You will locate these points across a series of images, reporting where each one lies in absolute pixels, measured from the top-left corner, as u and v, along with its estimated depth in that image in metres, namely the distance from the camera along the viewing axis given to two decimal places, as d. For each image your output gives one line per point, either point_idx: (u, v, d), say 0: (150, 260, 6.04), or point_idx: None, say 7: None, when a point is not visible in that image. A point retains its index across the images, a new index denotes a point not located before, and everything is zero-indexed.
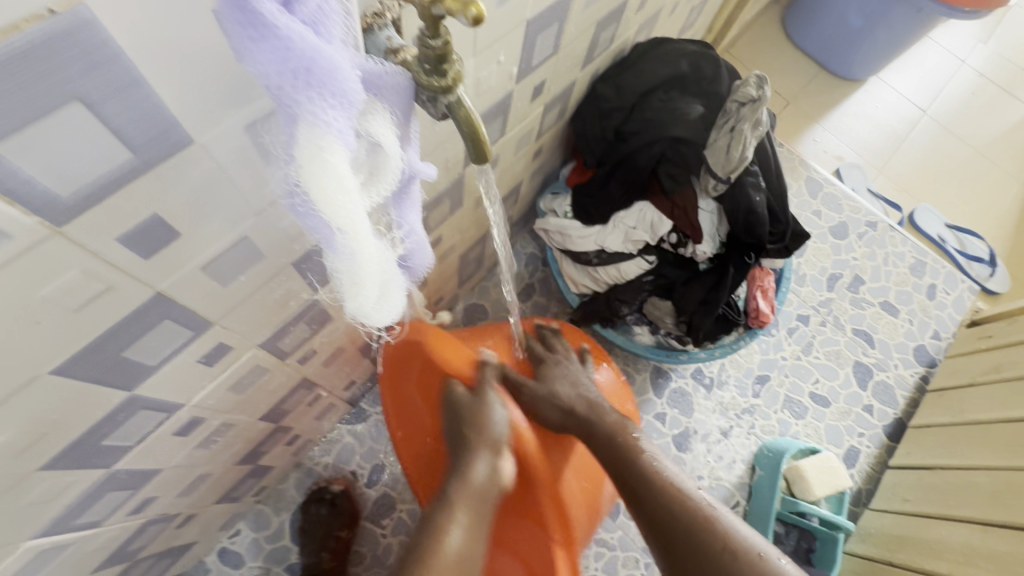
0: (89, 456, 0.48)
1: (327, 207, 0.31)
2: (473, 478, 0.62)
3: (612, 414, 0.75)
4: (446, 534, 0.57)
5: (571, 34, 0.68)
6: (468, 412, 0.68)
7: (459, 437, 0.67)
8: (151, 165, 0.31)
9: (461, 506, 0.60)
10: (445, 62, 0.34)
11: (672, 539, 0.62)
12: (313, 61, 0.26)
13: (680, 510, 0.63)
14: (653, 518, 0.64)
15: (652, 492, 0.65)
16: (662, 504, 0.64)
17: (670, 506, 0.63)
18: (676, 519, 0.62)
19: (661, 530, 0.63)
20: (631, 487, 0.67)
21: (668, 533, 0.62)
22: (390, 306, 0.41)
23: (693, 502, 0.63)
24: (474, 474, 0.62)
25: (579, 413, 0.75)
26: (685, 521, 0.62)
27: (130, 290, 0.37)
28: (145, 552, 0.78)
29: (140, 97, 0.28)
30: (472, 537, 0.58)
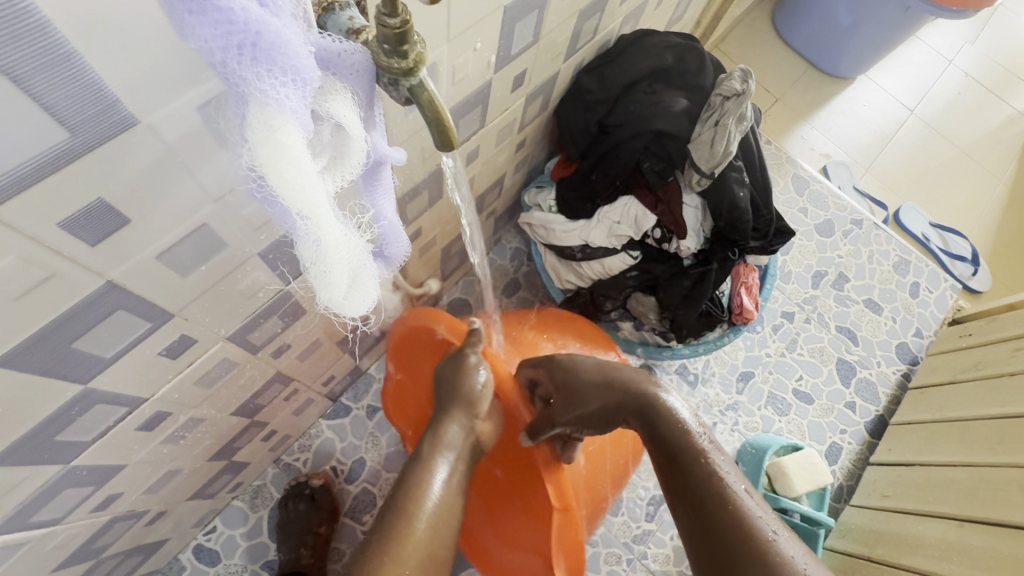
0: (43, 453, 0.47)
1: (286, 192, 0.30)
2: (449, 437, 0.65)
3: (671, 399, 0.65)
4: (422, 494, 0.58)
5: (552, 23, 0.67)
6: (450, 373, 0.72)
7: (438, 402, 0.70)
8: (91, 145, 0.30)
9: (438, 461, 0.62)
10: (405, 43, 0.32)
11: (726, 561, 0.53)
12: (258, 35, 0.25)
13: (739, 517, 0.54)
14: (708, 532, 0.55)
15: (712, 494, 0.57)
16: (723, 517, 0.55)
17: (731, 523, 0.54)
18: (737, 541, 0.53)
19: (715, 548, 0.54)
20: (678, 473, 0.60)
21: (721, 551, 0.54)
22: (364, 297, 0.40)
23: (754, 520, 0.54)
24: (449, 434, 0.65)
25: (618, 394, 0.68)
26: (748, 542, 0.53)
27: (77, 278, 0.36)
28: (114, 549, 0.76)
29: (75, 71, 0.26)
30: (450, 496, 0.60)
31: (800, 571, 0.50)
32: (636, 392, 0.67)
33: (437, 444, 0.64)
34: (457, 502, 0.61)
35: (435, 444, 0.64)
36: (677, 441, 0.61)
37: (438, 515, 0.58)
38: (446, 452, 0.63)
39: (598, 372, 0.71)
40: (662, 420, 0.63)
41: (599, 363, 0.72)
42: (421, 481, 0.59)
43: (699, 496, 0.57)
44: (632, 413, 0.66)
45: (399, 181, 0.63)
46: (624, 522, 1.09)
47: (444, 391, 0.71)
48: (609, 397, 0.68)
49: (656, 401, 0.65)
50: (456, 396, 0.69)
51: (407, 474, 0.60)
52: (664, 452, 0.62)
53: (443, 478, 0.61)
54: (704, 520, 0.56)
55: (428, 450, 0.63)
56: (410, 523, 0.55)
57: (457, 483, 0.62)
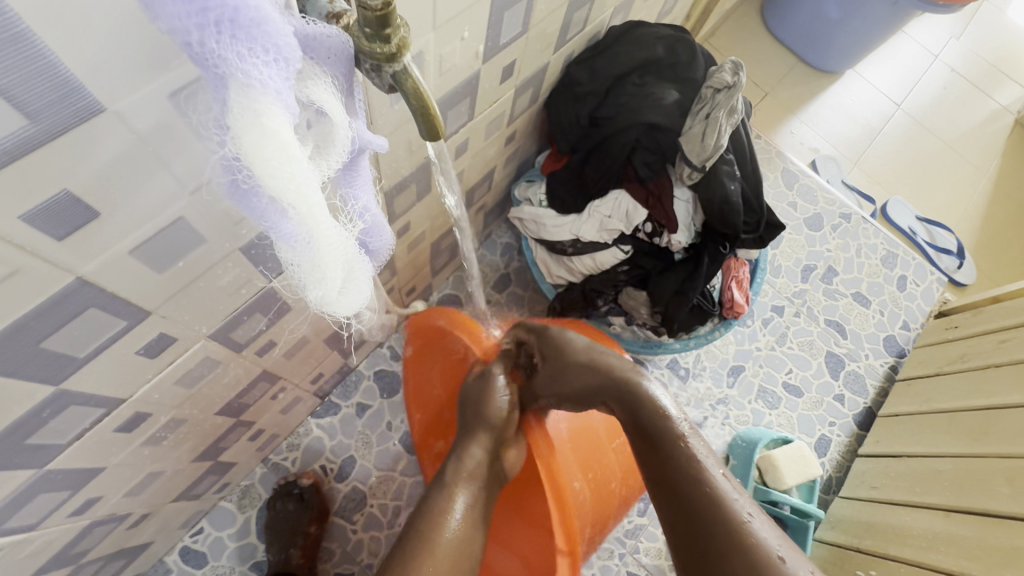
0: (15, 456, 0.45)
1: (274, 182, 0.28)
2: (472, 461, 0.66)
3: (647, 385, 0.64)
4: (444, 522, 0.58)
5: (541, 13, 0.65)
6: (476, 395, 0.73)
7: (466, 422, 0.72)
8: (53, 133, 0.28)
9: (460, 489, 0.62)
10: (387, 27, 0.31)
11: (701, 545, 0.53)
12: (236, 10, 0.23)
13: (719, 509, 0.54)
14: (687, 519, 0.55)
15: (690, 482, 0.56)
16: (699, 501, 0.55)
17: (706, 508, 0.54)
18: (715, 525, 0.53)
19: (690, 531, 0.55)
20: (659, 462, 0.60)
21: (697, 535, 0.54)
22: (358, 294, 0.39)
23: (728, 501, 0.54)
24: (471, 458, 0.66)
25: (604, 378, 0.67)
26: (727, 529, 0.52)
27: (45, 275, 0.34)
28: (95, 553, 0.74)
29: (29, 52, 0.25)
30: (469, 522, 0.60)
31: (776, 556, 0.50)
32: (621, 378, 0.66)
33: (458, 471, 0.64)
34: (479, 528, 0.61)
35: (456, 471, 0.64)
36: (657, 425, 0.61)
37: (458, 545, 0.57)
38: (467, 479, 0.64)
39: (585, 354, 0.70)
40: (643, 407, 0.63)
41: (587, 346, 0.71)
42: (443, 510, 0.59)
43: (677, 484, 0.57)
44: (616, 399, 0.65)
45: (385, 174, 0.61)
46: None
47: (470, 415, 0.72)
48: (596, 382, 0.67)
49: (637, 387, 0.64)
50: (481, 419, 0.70)
51: (430, 498, 0.61)
52: (645, 441, 0.61)
53: (463, 505, 0.61)
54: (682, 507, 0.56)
55: (450, 477, 0.64)
56: (432, 552, 0.55)
57: (478, 513, 0.62)
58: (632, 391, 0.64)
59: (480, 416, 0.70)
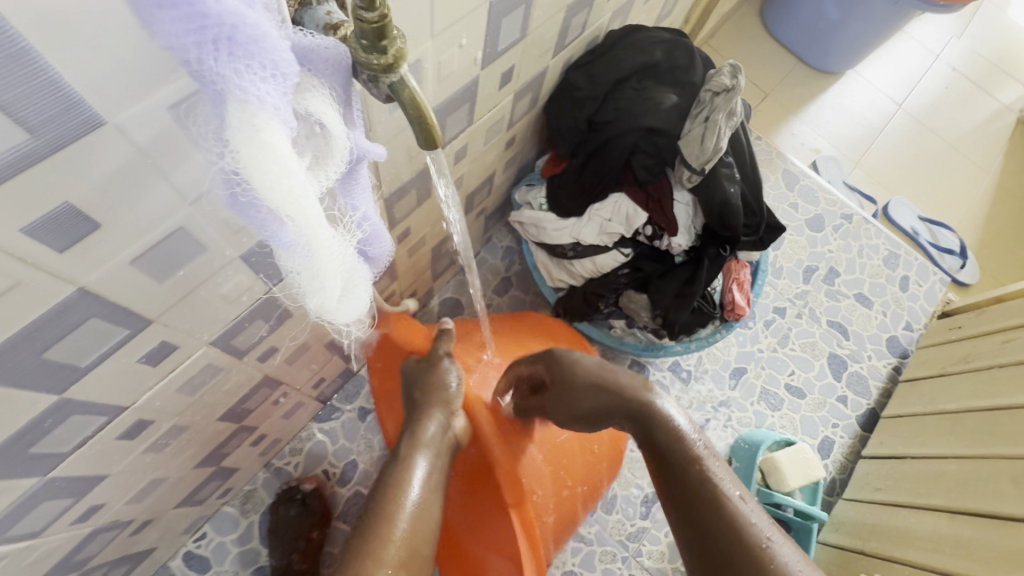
0: (19, 465, 0.45)
1: (272, 194, 0.28)
2: (428, 434, 0.63)
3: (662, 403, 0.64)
4: (402, 493, 0.56)
5: (539, 19, 0.66)
6: (421, 374, 0.70)
7: (414, 400, 0.69)
8: (54, 147, 0.28)
9: (417, 460, 0.60)
10: (384, 39, 0.31)
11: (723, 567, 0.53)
12: (234, 28, 0.23)
13: (740, 532, 0.53)
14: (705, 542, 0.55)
15: (710, 504, 0.56)
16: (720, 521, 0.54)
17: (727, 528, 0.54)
18: (738, 551, 0.52)
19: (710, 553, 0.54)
20: (676, 484, 0.59)
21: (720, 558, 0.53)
22: (357, 302, 0.39)
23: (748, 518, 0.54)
24: (427, 430, 0.63)
25: (619, 400, 0.66)
26: (748, 552, 0.52)
27: (46, 286, 0.34)
28: (99, 559, 0.75)
29: (30, 68, 0.25)
30: (429, 488, 0.59)
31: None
32: (633, 396, 0.65)
33: (415, 443, 0.62)
34: (439, 492, 0.60)
35: (414, 442, 0.62)
36: (673, 447, 0.60)
37: (420, 512, 0.56)
38: (425, 451, 0.62)
39: (594, 376, 0.68)
40: (659, 428, 0.62)
41: (597, 364, 0.70)
42: (399, 481, 0.57)
43: (696, 507, 0.56)
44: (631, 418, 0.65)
45: (385, 180, 0.62)
46: (618, 520, 1.09)
47: (417, 391, 0.69)
48: (610, 401, 0.67)
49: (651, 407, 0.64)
50: (431, 393, 0.67)
51: (388, 471, 0.59)
52: (661, 462, 0.61)
53: (423, 479, 0.59)
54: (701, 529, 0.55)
55: (407, 449, 0.62)
56: (390, 525, 0.53)
57: (436, 482, 0.60)
58: (648, 415, 0.64)
59: (432, 391, 0.67)
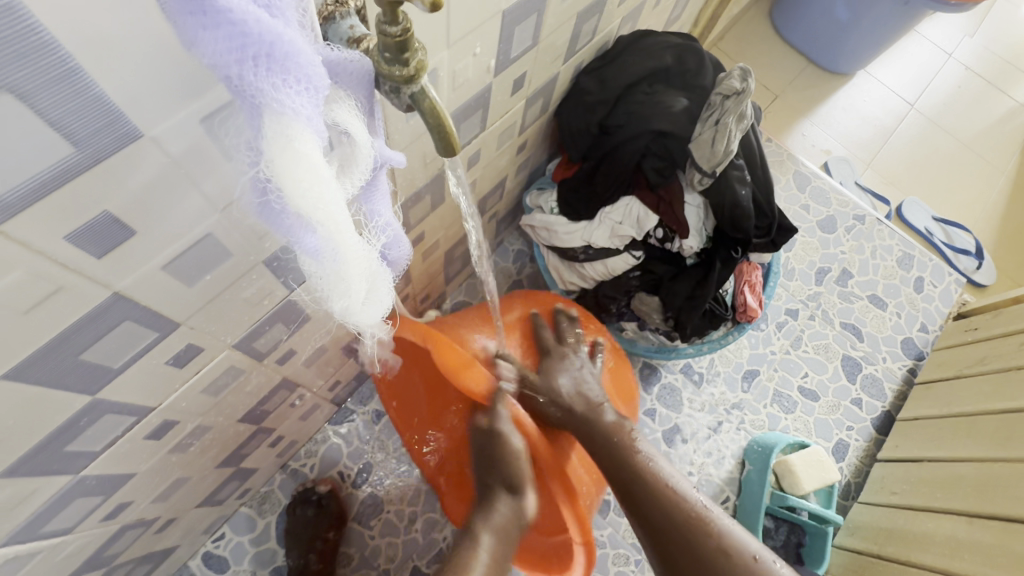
0: (54, 463, 0.47)
1: (303, 201, 0.29)
2: (498, 513, 0.68)
3: (610, 415, 0.76)
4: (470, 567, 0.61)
5: (551, 27, 0.67)
6: (491, 447, 0.72)
7: (489, 475, 0.72)
8: (97, 159, 0.30)
9: (483, 536, 0.65)
10: (406, 51, 0.32)
11: (674, 556, 0.63)
12: (272, 45, 0.24)
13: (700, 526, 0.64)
14: (659, 535, 0.65)
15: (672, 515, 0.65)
16: (666, 516, 0.65)
17: (674, 519, 0.64)
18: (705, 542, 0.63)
19: (663, 545, 0.64)
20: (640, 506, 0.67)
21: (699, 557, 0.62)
22: (380, 304, 0.40)
23: (692, 506, 0.66)
24: (500, 512, 0.68)
25: (575, 412, 0.77)
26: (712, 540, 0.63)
27: (84, 291, 0.36)
28: (124, 557, 0.77)
29: (79, 86, 0.27)
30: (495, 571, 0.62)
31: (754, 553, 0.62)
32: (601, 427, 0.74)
33: (486, 521, 0.67)
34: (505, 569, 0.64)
35: (485, 520, 0.67)
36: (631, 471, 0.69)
37: None
38: (494, 530, 0.66)
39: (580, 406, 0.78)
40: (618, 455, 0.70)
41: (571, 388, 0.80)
42: (467, 560, 0.62)
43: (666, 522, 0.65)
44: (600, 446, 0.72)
45: (401, 186, 0.63)
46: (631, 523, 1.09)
47: (490, 466, 0.72)
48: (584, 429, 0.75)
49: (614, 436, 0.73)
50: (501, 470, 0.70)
51: (457, 546, 0.64)
52: (609, 466, 0.71)
53: (488, 554, 0.63)
54: (653, 525, 0.65)
55: (478, 525, 0.67)
56: None
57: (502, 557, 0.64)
58: (601, 429, 0.74)
59: (502, 471, 0.71)
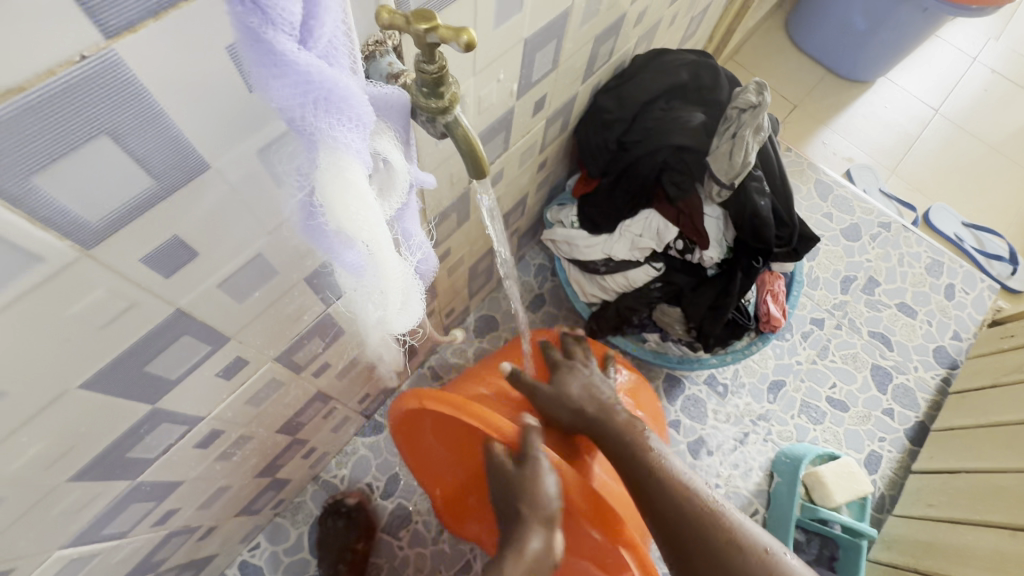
0: (116, 468, 0.51)
1: (350, 223, 0.32)
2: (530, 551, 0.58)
3: (623, 414, 0.73)
4: None
5: (570, 50, 0.70)
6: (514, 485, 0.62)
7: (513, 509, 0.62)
8: (172, 190, 0.34)
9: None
10: (441, 85, 0.36)
11: (680, 540, 0.60)
12: (330, 91, 0.27)
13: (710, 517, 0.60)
14: (662, 519, 0.62)
15: (678, 504, 0.61)
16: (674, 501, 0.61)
17: (681, 505, 0.61)
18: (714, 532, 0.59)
19: (669, 528, 0.61)
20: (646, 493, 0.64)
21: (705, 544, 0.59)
22: (414, 313, 0.44)
23: (700, 497, 0.62)
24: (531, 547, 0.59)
25: (589, 414, 0.74)
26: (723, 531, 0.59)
27: (152, 307, 0.40)
28: (169, 563, 0.80)
29: (162, 127, 0.30)
30: None
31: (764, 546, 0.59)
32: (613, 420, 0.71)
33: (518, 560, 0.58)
34: None
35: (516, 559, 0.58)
36: (636, 458, 0.66)
37: None
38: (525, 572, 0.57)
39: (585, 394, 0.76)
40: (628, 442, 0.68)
41: (584, 386, 0.77)
42: None
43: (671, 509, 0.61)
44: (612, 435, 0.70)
45: (429, 206, 0.66)
46: None
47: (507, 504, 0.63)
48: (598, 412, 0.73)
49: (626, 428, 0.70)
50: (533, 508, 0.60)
51: None
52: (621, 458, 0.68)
53: None
54: (656, 509, 0.62)
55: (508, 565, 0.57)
56: None
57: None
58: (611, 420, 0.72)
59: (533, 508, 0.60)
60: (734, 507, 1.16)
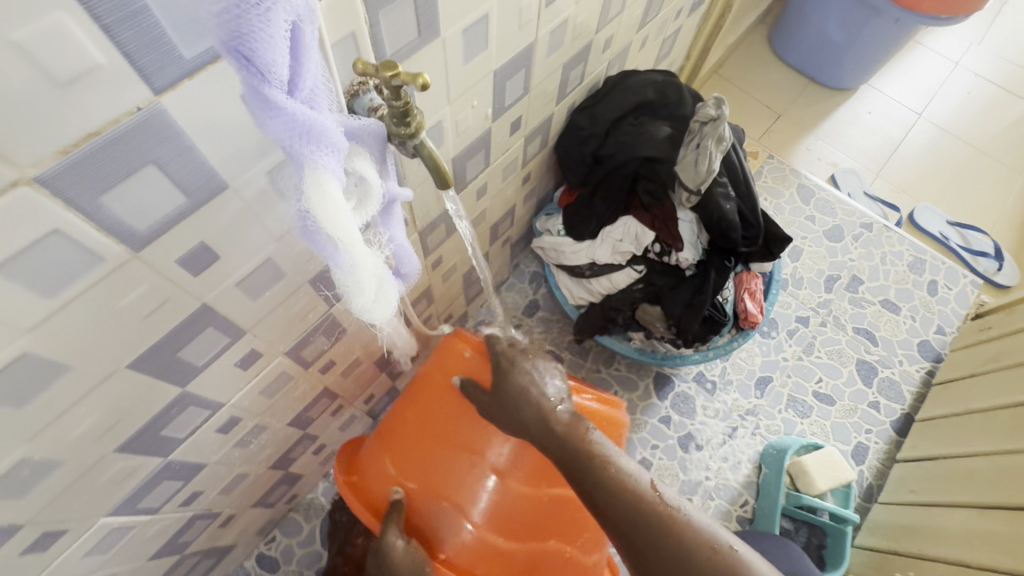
0: (152, 445, 0.60)
1: (330, 228, 0.41)
2: None
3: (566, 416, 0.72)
4: None
5: (540, 76, 0.79)
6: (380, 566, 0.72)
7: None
8: (200, 205, 0.43)
9: None
10: (408, 115, 0.44)
11: (638, 546, 0.62)
12: (312, 126, 0.36)
13: (661, 524, 0.62)
14: (616, 524, 0.64)
15: (632, 512, 0.63)
16: (629, 508, 0.63)
17: (633, 511, 0.63)
18: (666, 535, 0.61)
19: (626, 536, 0.63)
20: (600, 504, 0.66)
21: (658, 549, 0.61)
22: (388, 304, 0.52)
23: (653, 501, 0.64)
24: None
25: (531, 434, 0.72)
26: (675, 535, 0.61)
27: (183, 301, 0.49)
28: (194, 547, 0.89)
29: (193, 157, 0.40)
30: None
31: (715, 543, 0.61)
32: (563, 433, 0.70)
33: None
34: None
35: None
36: (590, 470, 0.67)
37: None
38: None
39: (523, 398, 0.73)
40: (582, 457, 0.68)
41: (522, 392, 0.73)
42: None
43: (625, 517, 0.63)
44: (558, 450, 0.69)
45: (418, 216, 0.76)
46: None
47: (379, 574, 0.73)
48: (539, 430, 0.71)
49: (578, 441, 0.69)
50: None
51: None
52: (572, 472, 0.68)
53: None
54: (612, 520, 0.64)
55: None
56: None
57: None
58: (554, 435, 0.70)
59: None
60: (724, 499, 1.21)
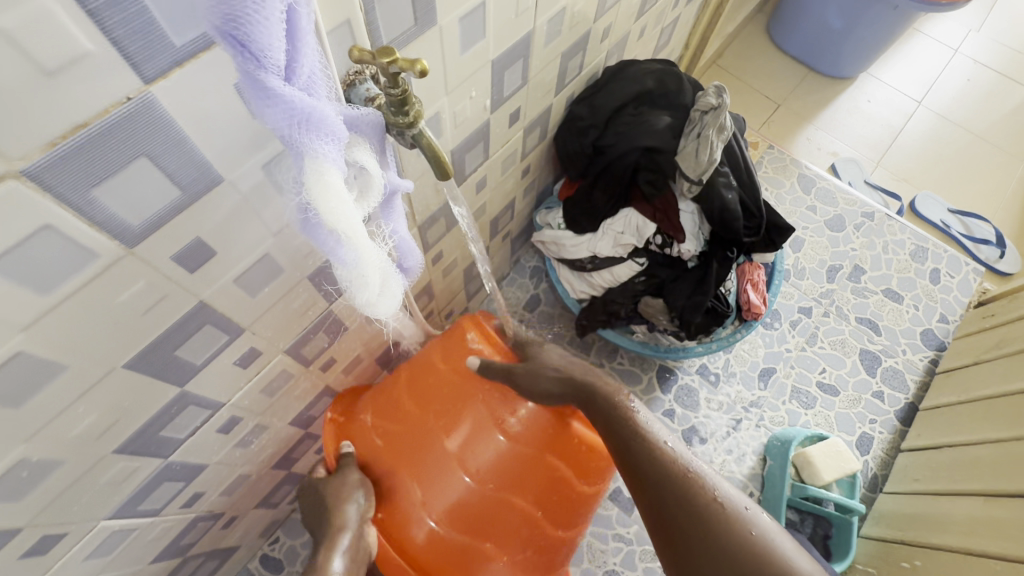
0: (152, 445, 0.59)
1: (332, 219, 0.40)
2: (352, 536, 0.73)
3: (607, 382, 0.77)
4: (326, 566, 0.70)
5: (538, 66, 0.78)
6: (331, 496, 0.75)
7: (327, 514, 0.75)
8: (196, 199, 0.42)
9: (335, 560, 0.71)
10: (406, 104, 0.44)
11: (665, 502, 0.64)
12: (311, 114, 0.35)
13: (689, 484, 0.64)
14: (645, 482, 0.67)
15: (661, 472, 0.66)
16: (660, 472, 0.66)
17: (662, 469, 0.66)
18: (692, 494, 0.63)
19: (654, 492, 0.66)
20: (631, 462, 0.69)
21: (686, 505, 0.63)
22: (393, 297, 0.51)
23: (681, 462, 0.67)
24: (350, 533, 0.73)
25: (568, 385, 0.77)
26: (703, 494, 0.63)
27: (180, 298, 0.48)
28: (196, 549, 0.88)
29: (187, 148, 0.39)
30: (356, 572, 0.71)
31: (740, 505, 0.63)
32: (600, 393, 0.76)
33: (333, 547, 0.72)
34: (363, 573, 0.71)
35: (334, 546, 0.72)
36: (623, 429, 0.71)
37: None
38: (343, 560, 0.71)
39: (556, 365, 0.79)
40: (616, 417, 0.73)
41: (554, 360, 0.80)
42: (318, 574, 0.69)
43: (653, 474, 0.66)
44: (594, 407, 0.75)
45: (417, 210, 0.75)
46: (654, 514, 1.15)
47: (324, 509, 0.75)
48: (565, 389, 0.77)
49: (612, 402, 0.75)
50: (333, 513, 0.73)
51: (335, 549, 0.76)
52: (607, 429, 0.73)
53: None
54: (640, 478, 0.67)
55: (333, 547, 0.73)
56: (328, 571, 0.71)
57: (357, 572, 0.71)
58: (604, 394, 0.75)
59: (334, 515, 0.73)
60: None
